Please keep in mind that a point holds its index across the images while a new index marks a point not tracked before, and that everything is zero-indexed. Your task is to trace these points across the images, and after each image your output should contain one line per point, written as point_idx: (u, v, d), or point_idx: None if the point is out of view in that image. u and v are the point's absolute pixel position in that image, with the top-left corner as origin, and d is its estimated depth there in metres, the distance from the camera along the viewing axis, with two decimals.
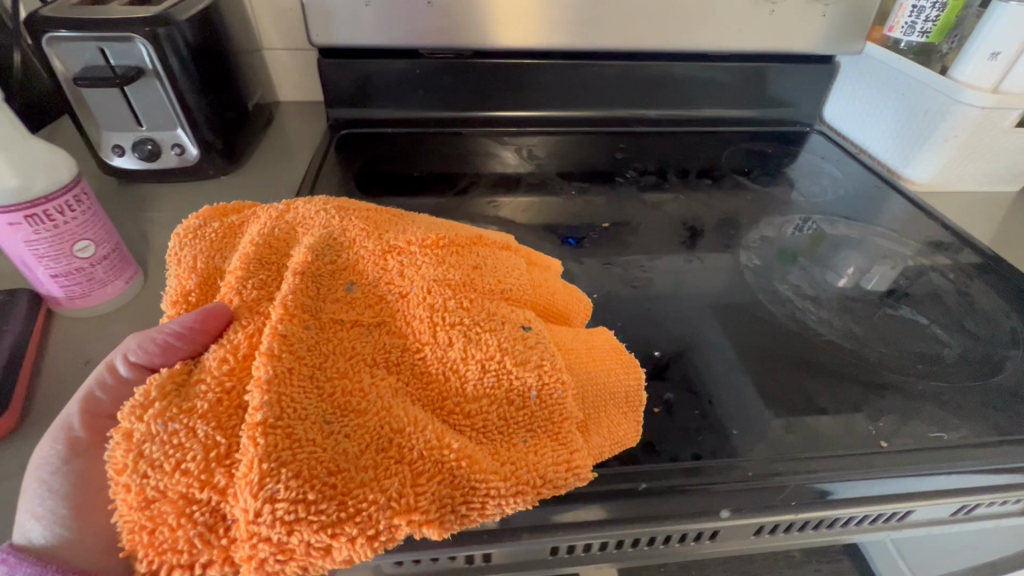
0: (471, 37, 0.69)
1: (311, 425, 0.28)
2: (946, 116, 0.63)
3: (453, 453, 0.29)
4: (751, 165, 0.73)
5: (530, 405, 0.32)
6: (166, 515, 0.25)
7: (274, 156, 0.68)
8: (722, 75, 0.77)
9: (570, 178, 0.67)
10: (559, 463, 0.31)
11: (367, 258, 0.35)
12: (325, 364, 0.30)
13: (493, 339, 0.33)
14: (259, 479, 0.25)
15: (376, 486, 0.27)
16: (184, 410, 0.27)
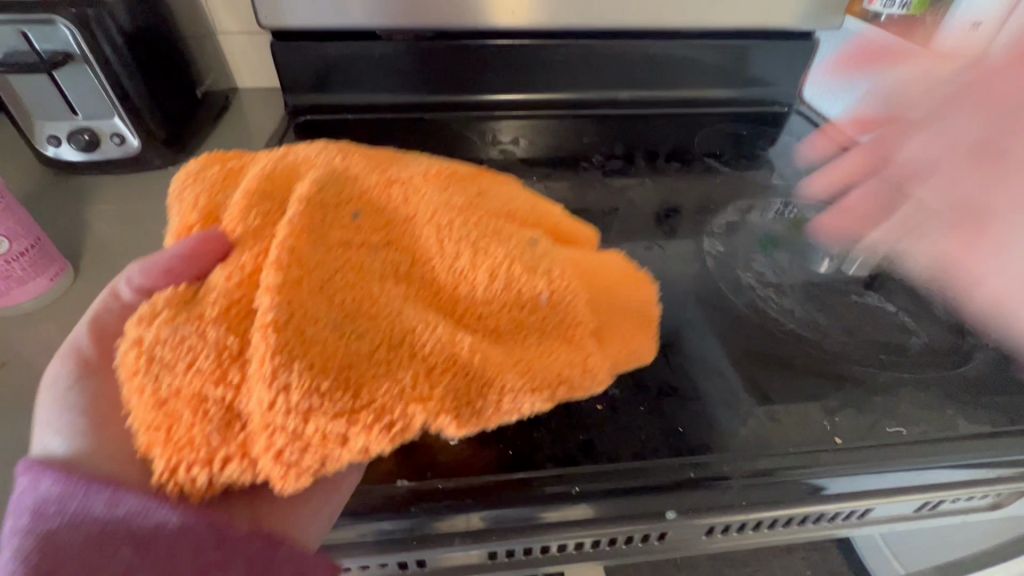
0: (430, 16, 0.66)
1: (322, 328, 0.26)
2: (926, 91, 0.60)
3: (466, 349, 0.27)
4: (724, 148, 0.70)
5: (542, 310, 0.30)
6: (181, 413, 0.24)
7: (231, 144, 0.66)
8: (695, 53, 0.74)
9: (532, 164, 0.64)
10: (575, 366, 0.29)
11: (374, 190, 0.32)
12: (338, 272, 0.28)
13: (502, 249, 0.30)
14: (275, 371, 0.24)
15: (387, 379, 0.26)
16: (194, 317, 0.26)
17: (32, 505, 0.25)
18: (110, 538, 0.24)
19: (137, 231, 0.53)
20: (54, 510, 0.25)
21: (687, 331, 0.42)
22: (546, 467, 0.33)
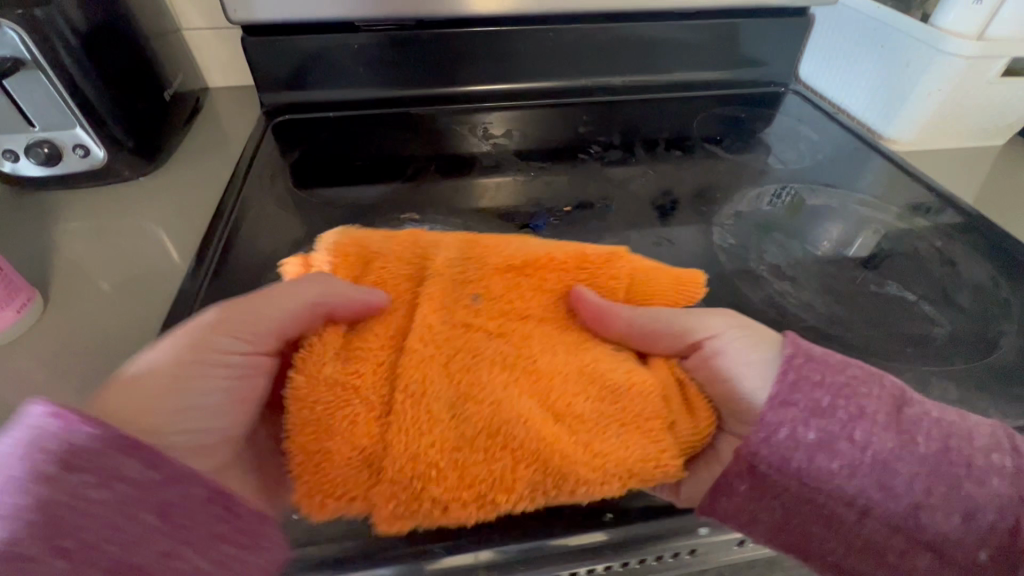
0: (413, 5, 0.62)
1: (439, 413, 0.29)
2: (930, 68, 0.59)
3: (553, 440, 0.28)
4: (723, 132, 0.68)
5: (621, 404, 0.30)
6: (327, 460, 0.28)
7: (206, 148, 0.62)
8: (688, 34, 0.71)
9: (527, 157, 0.61)
10: (644, 461, 0.29)
11: (486, 275, 0.34)
12: (461, 358, 0.30)
13: (587, 353, 0.32)
14: (405, 450, 0.28)
15: (487, 465, 0.28)
16: (348, 389, 0.29)
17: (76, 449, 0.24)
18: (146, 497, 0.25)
19: (109, 248, 0.49)
20: (83, 464, 0.24)
21: None
22: None
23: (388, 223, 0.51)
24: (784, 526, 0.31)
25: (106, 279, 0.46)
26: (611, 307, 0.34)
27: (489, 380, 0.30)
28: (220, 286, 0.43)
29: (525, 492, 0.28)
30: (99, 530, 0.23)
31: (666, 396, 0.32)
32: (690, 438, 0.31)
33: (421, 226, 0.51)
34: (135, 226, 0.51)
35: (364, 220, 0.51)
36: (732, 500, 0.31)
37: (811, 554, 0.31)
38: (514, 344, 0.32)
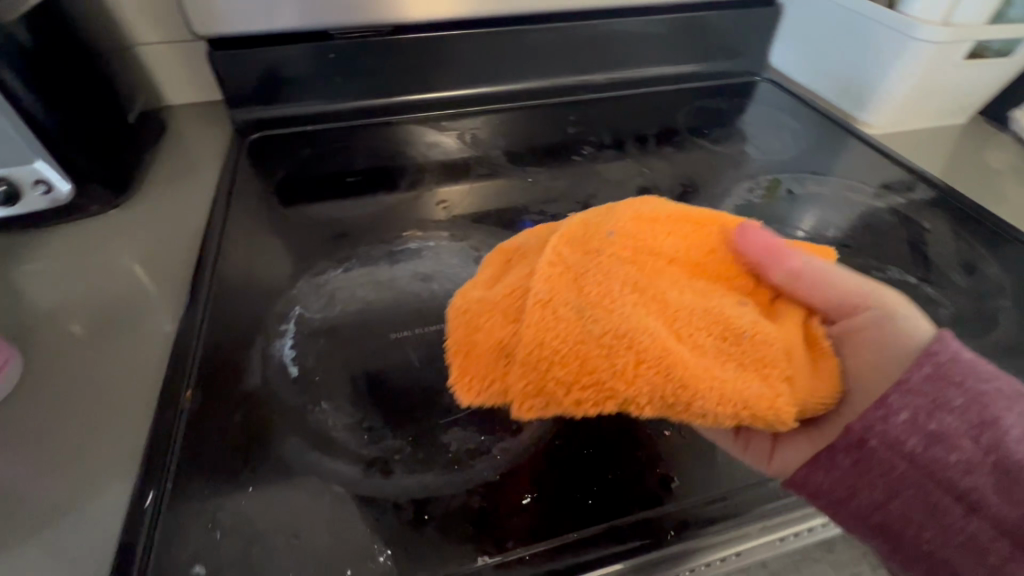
0: (385, 11, 0.60)
1: (568, 312, 0.28)
2: (901, 54, 0.61)
3: (675, 357, 0.27)
4: (706, 124, 0.68)
5: (745, 343, 0.28)
6: (472, 355, 0.30)
7: (177, 172, 0.58)
8: (664, 28, 0.72)
9: (519, 161, 0.60)
10: (761, 398, 0.27)
11: (629, 209, 0.32)
12: (597, 268, 0.29)
13: (718, 291, 0.30)
14: (535, 335, 0.28)
15: (609, 362, 0.27)
16: (497, 291, 0.30)
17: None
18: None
19: (82, 288, 0.45)
20: None
21: None
22: (631, 510, 0.30)
23: (391, 243, 0.48)
24: (882, 511, 0.28)
25: (80, 323, 0.42)
26: (783, 252, 0.31)
27: (621, 292, 0.28)
28: (222, 325, 0.40)
29: (638, 397, 0.27)
30: None
31: (792, 349, 0.28)
32: (815, 396, 0.29)
33: (426, 244, 0.48)
34: (109, 263, 0.47)
35: (364, 239, 0.48)
36: (830, 475, 0.28)
37: (902, 549, 0.27)
38: (649, 264, 0.30)
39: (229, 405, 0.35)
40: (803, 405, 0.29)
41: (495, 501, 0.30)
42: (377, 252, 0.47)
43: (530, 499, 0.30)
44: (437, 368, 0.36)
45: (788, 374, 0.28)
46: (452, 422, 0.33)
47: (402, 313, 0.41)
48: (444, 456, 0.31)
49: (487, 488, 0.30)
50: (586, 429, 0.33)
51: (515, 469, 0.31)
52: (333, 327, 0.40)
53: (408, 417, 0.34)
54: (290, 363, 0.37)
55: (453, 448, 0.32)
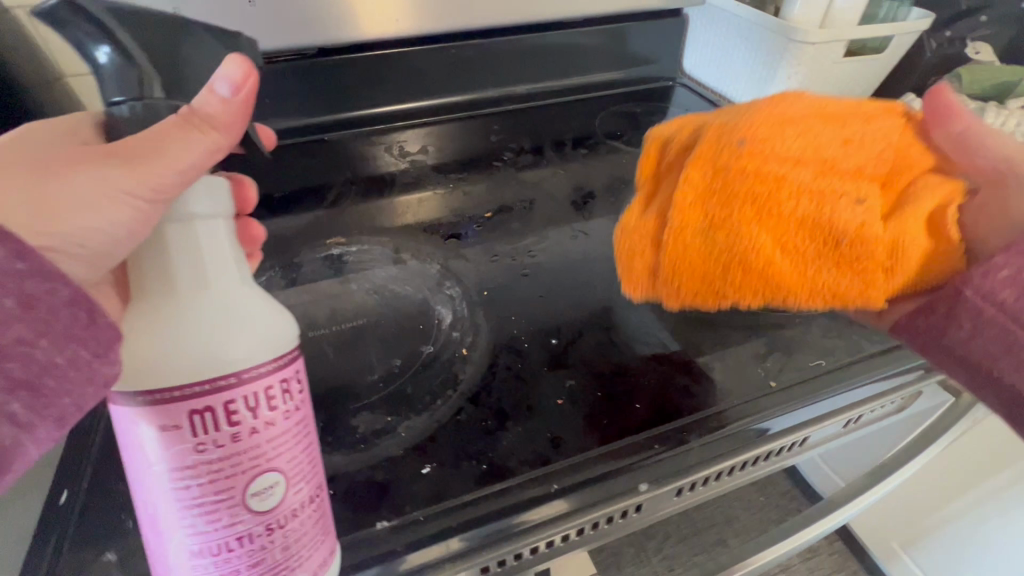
0: (322, 32, 0.61)
1: (695, 232, 0.35)
2: (785, 56, 0.68)
3: (778, 268, 0.34)
4: (623, 127, 0.72)
5: (847, 249, 0.33)
6: (636, 263, 0.37)
7: None
8: (585, 40, 0.76)
9: (444, 171, 0.63)
10: (850, 290, 0.34)
11: (758, 127, 0.35)
12: (719, 191, 0.35)
13: (836, 199, 0.34)
14: (674, 253, 0.35)
15: (720, 270, 0.35)
16: (648, 214, 0.37)
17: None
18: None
19: None
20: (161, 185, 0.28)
21: (626, 303, 0.44)
22: (521, 469, 0.33)
23: (314, 252, 0.50)
24: (965, 345, 0.36)
25: None
26: (934, 121, 0.37)
27: (739, 215, 0.34)
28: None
29: (744, 296, 0.35)
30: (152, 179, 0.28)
31: (895, 249, 0.33)
32: (910, 279, 0.35)
33: (349, 250, 0.50)
34: None
35: (288, 251, 0.51)
36: (925, 317, 0.37)
37: (970, 371, 0.37)
38: (769, 184, 0.34)
39: None
40: (895, 289, 0.35)
41: (396, 474, 0.32)
42: (300, 261, 0.49)
43: (429, 468, 0.33)
44: (351, 360, 0.39)
45: (883, 267, 0.34)
46: (362, 407, 0.36)
47: (319, 315, 0.43)
48: (350, 441, 0.34)
49: (389, 462, 0.33)
50: (489, 403, 0.36)
51: (417, 443, 0.34)
52: None
53: (318, 406, 0.36)
54: None
55: (361, 429, 0.34)
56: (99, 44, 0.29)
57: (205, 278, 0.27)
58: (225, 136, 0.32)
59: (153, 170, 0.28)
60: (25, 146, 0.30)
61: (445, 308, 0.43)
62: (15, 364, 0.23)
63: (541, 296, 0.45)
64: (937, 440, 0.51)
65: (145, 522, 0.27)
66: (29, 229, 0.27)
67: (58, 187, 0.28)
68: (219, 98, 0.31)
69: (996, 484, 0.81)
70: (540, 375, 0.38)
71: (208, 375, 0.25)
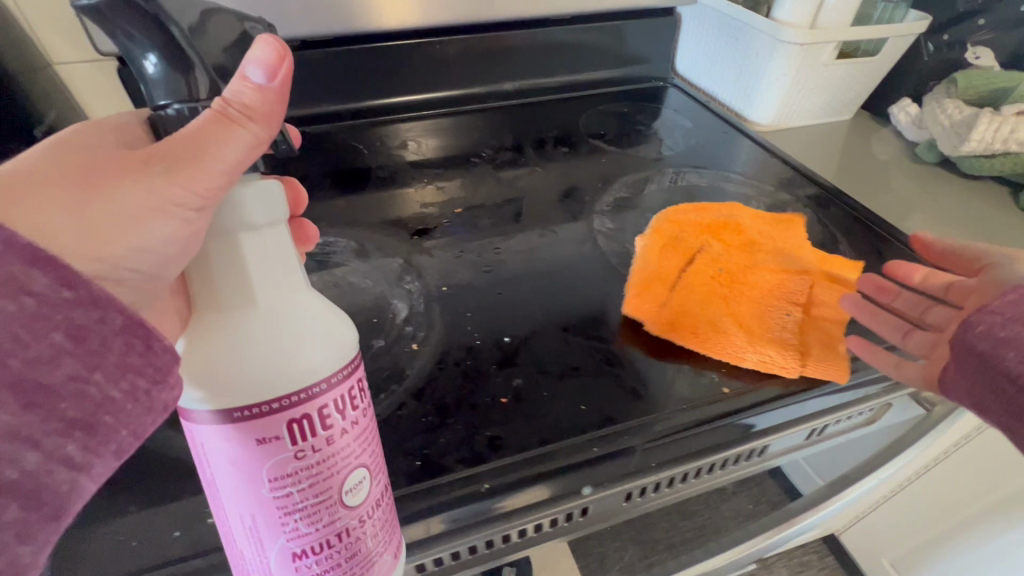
0: (342, 22, 0.63)
1: (664, 294, 0.42)
2: (772, 57, 0.66)
3: (720, 333, 0.40)
4: (608, 127, 0.71)
5: (772, 336, 0.40)
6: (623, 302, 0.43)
7: None
8: (576, 36, 0.75)
9: (421, 166, 0.63)
10: (775, 364, 0.38)
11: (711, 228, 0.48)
12: (691, 271, 0.44)
13: (772, 300, 0.42)
14: (646, 305, 0.42)
15: (676, 327, 0.40)
16: (641, 268, 0.45)
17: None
18: (45, 318, 0.21)
19: None
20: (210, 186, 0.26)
21: (586, 304, 0.44)
22: (455, 467, 0.32)
23: None
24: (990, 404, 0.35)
25: None
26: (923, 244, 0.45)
27: (699, 292, 0.42)
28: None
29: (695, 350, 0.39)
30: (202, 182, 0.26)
31: (807, 343, 0.40)
32: (823, 368, 0.39)
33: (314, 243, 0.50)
34: None
35: None
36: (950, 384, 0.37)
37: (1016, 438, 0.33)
38: (726, 278, 0.43)
39: None
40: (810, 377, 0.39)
41: None
42: None
43: None
44: None
45: (796, 347, 0.39)
46: None
47: None
48: None
49: None
50: (431, 399, 0.36)
51: None
52: None
53: None
54: None
55: None
56: (145, 51, 0.24)
57: (287, 282, 0.25)
58: (266, 126, 0.28)
59: (199, 172, 0.25)
60: (58, 151, 0.27)
61: (402, 303, 0.43)
62: (70, 402, 0.22)
63: (500, 295, 0.44)
64: (902, 455, 0.51)
65: (229, 531, 0.26)
66: (77, 255, 0.24)
67: (105, 202, 0.25)
68: (253, 85, 0.27)
69: (986, 506, 0.78)
70: (487, 374, 0.37)
71: (301, 384, 0.24)
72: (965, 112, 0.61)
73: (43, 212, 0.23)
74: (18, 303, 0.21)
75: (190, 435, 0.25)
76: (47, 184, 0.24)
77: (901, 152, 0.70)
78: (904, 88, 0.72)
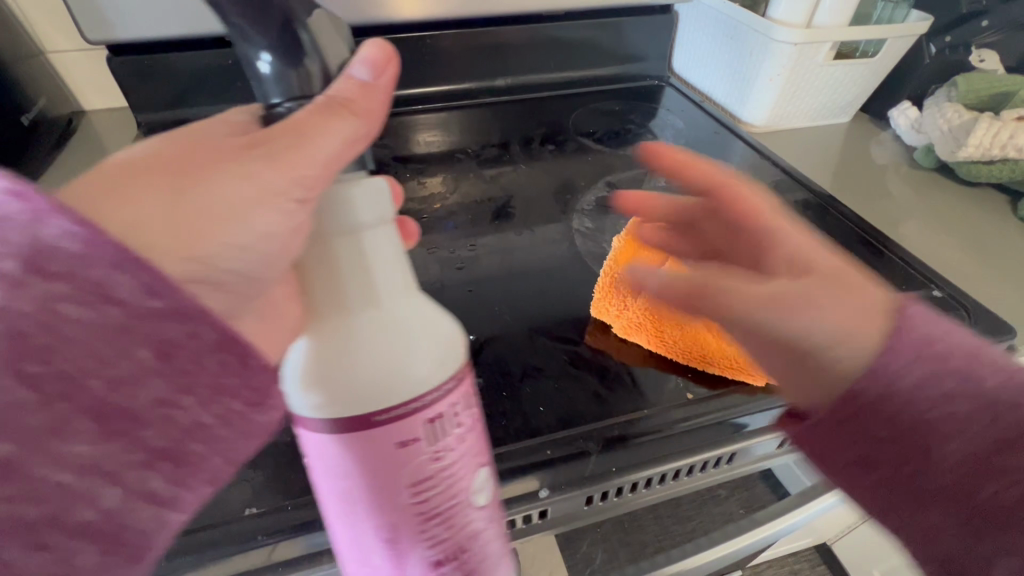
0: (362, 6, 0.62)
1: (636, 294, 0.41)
2: (768, 57, 0.65)
3: (690, 338, 0.39)
4: (599, 126, 0.70)
5: None
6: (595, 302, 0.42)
7: (73, 172, 0.61)
8: (571, 33, 0.73)
9: (405, 162, 0.62)
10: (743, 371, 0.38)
11: None
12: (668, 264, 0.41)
13: None
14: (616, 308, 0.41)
15: (646, 330, 0.40)
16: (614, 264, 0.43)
17: (20, 242, 0.19)
18: (131, 333, 0.21)
19: None
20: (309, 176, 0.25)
21: (557, 306, 0.43)
22: None
23: None
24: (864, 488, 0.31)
25: None
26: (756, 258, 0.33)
27: None
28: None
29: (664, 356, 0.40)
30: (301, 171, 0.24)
31: None
32: None
33: None
34: None
35: None
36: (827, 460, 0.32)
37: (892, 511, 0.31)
38: None
39: None
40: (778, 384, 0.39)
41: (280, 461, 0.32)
42: None
43: None
44: None
45: None
46: None
47: None
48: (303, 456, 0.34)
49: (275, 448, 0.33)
50: None
51: None
52: None
53: None
54: None
55: None
56: (260, 49, 0.24)
57: (409, 280, 0.26)
58: (370, 122, 0.27)
59: (308, 164, 0.24)
60: (162, 143, 0.25)
61: None
62: (154, 429, 0.22)
63: (469, 295, 0.44)
64: None
65: (362, 544, 0.26)
66: (171, 252, 0.22)
67: (202, 196, 0.24)
68: (358, 82, 0.26)
69: None
70: None
71: (437, 380, 0.25)
72: (963, 117, 0.60)
73: (142, 206, 0.22)
74: (103, 313, 0.20)
75: (310, 449, 0.25)
76: (144, 176, 0.23)
77: (899, 156, 0.68)
78: (905, 91, 0.71)
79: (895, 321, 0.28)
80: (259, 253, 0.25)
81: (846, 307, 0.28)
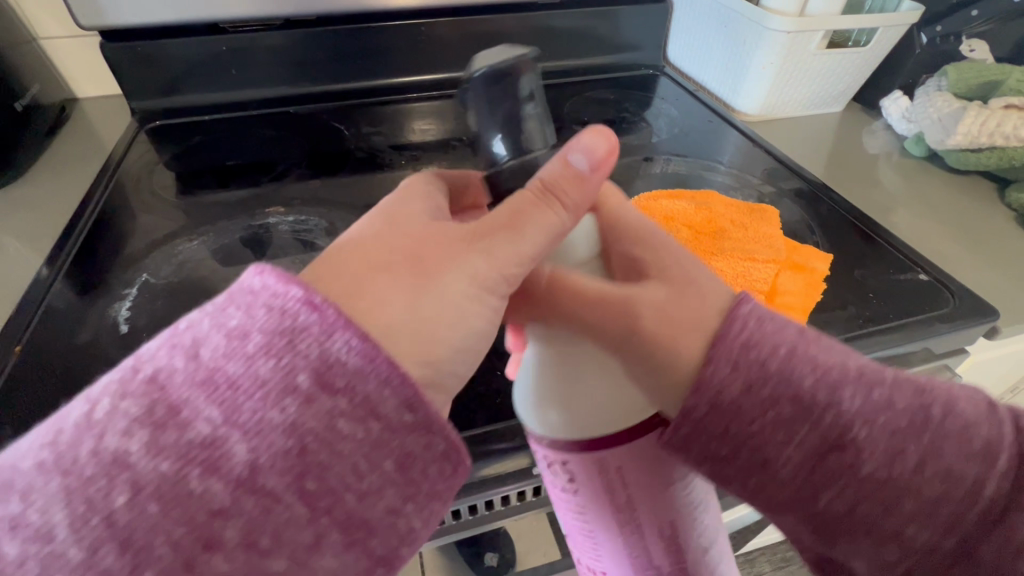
0: None
1: None
2: (761, 44, 0.65)
3: None
4: (594, 115, 0.70)
5: None
6: None
7: (66, 159, 0.61)
8: (567, 22, 0.73)
9: (401, 149, 0.63)
10: None
11: (682, 216, 0.48)
12: None
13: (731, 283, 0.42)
14: None
15: None
16: None
17: (310, 354, 0.21)
18: (384, 446, 0.22)
19: None
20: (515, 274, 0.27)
21: None
22: None
23: (252, 219, 0.52)
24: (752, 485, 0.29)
25: None
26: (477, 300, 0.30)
27: None
28: (63, 304, 0.43)
29: None
30: (500, 263, 0.27)
31: None
32: None
33: (285, 219, 0.52)
34: None
35: (237, 219, 0.52)
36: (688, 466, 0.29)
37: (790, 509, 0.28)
38: None
39: (56, 356, 0.39)
40: None
41: None
42: (236, 227, 0.51)
43: None
44: None
45: None
46: None
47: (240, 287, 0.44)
48: None
49: None
50: None
51: None
52: (171, 290, 0.44)
53: None
54: (121, 322, 0.41)
55: None
56: (498, 135, 0.29)
57: None
58: (578, 212, 0.29)
59: (513, 263, 0.27)
60: (379, 227, 0.27)
61: None
62: (380, 537, 0.22)
63: None
64: None
65: (638, 546, 0.32)
66: (410, 357, 0.24)
67: (432, 296, 0.25)
68: (577, 171, 0.28)
69: None
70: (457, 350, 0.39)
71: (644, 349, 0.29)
72: (951, 107, 0.61)
73: (387, 302, 0.24)
74: (367, 428, 0.21)
75: (604, 475, 0.30)
76: (386, 271, 0.25)
77: (892, 144, 0.69)
78: (895, 82, 0.72)
79: (718, 327, 0.29)
80: (474, 348, 0.27)
81: (676, 316, 0.30)
